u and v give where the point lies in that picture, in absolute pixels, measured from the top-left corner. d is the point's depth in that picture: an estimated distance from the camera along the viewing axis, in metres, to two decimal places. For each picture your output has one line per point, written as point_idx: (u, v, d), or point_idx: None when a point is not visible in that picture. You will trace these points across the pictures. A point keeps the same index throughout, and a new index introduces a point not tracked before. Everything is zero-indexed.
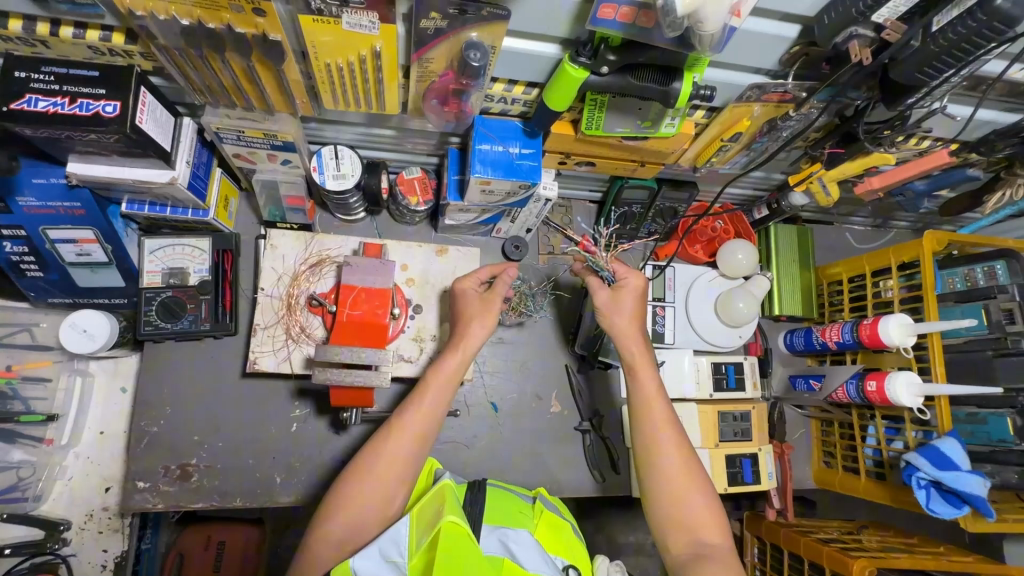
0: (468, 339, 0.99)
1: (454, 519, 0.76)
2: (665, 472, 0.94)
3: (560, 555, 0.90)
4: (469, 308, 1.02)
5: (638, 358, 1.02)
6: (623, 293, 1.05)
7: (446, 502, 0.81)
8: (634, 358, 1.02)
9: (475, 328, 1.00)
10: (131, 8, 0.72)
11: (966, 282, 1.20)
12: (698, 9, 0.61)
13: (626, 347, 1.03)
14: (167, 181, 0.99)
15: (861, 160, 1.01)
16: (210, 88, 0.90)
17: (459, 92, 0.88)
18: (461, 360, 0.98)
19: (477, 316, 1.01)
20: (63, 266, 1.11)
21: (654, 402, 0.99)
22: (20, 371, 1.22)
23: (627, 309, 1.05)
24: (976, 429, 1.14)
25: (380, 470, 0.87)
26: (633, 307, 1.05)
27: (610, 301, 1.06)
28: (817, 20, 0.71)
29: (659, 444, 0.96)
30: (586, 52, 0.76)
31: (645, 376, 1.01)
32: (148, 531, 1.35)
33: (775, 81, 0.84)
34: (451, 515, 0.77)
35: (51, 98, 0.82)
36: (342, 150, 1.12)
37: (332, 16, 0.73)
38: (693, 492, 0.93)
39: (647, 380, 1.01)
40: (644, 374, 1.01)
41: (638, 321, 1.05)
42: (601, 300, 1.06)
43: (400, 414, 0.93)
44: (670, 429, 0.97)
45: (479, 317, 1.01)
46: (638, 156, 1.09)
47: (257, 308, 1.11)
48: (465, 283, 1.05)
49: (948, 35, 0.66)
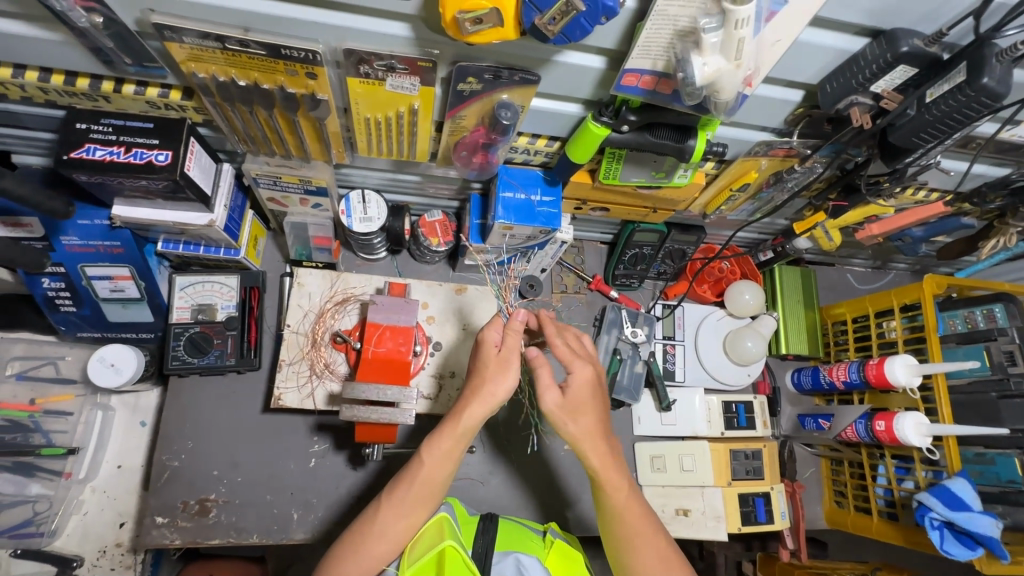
0: (465, 414, 0.84)
1: (453, 544, 0.81)
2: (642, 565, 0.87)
3: None
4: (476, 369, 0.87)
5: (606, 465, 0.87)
6: (578, 389, 0.86)
7: (444, 529, 0.85)
8: (601, 472, 0.87)
9: (470, 416, 0.84)
10: (193, 70, 0.78)
11: (967, 324, 1.24)
12: (716, 79, 0.67)
13: (589, 454, 0.87)
14: (205, 224, 1.04)
15: (860, 209, 1.10)
16: (254, 137, 0.96)
17: (487, 146, 0.95)
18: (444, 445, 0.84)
19: (473, 387, 0.86)
20: (97, 302, 1.16)
21: (621, 504, 0.88)
22: (43, 405, 1.24)
23: (581, 400, 0.86)
24: (985, 470, 1.16)
25: (391, 536, 0.83)
26: (588, 400, 0.87)
27: (559, 406, 0.86)
28: (820, 88, 0.78)
29: (633, 538, 0.88)
30: (607, 113, 0.82)
31: (615, 491, 0.88)
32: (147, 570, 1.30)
33: (781, 139, 0.91)
34: (449, 539, 0.82)
35: (108, 147, 0.88)
36: (370, 194, 1.17)
37: (378, 80, 0.79)
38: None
39: (619, 485, 0.88)
40: (616, 478, 0.88)
41: (591, 419, 0.87)
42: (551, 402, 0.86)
43: (366, 516, 0.85)
44: (646, 521, 0.89)
45: (497, 371, 0.85)
46: (650, 203, 1.15)
47: (283, 343, 1.14)
48: (490, 330, 0.88)
49: (941, 107, 0.72)
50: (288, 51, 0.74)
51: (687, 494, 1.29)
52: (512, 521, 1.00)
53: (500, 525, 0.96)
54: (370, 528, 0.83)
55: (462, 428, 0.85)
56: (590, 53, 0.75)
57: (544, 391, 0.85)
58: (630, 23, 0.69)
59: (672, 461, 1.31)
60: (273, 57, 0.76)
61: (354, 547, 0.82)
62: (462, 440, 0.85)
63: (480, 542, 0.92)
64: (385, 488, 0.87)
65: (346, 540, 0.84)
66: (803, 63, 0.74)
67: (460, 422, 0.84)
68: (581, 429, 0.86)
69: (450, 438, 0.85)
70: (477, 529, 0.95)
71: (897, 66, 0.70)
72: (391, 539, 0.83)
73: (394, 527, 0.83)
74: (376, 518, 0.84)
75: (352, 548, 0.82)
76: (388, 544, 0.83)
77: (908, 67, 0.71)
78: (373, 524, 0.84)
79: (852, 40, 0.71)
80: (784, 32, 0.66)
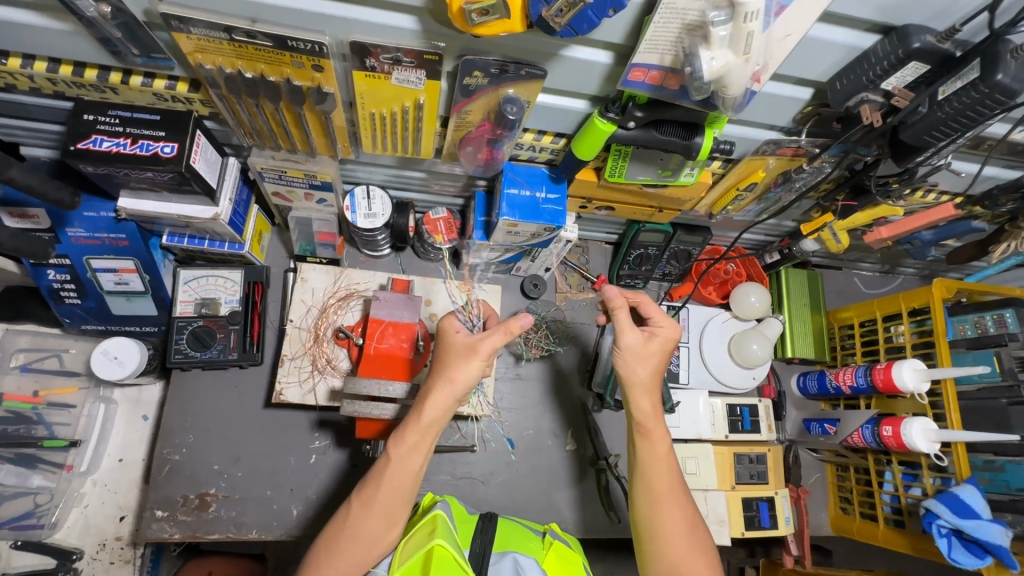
0: (428, 405, 0.83)
1: (442, 543, 0.77)
2: (663, 530, 0.88)
3: None
4: (437, 360, 0.87)
5: (653, 427, 0.93)
6: (656, 341, 0.94)
7: (437, 526, 0.81)
8: (645, 419, 0.93)
9: (432, 405, 0.83)
10: (200, 62, 0.78)
11: (976, 329, 1.23)
12: (724, 74, 0.67)
13: (637, 406, 0.93)
14: (210, 217, 1.03)
15: (870, 211, 1.08)
16: (259, 131, 0.96)
17: (493, 141, 0.95)
18: (407, 440, 0.83)
19: (438, 373, 0.85)
20: (101, 294, 1.16)
21: (649, 459, 0.92)
22: (47, 396, 1.26)
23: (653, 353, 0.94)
24: (995, 477, 1.13)
25: (366, 538, 0.82)
26: (659, 352, 0.94)
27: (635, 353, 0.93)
28: (830, 85, 0.77)
29: (661, 500, 0.90)
30: (614, 109, 0.82)
31: (657, 443, 0.92)
32: (147, 566, 1.30)
33: (789, 137, 0.90)
34: (439, 538, 0.78)
35: (115, 139, 0.88)
36: (374, 190, 1.17)
37: (384, 73, 0.79)
38: (690, 555, 0.87)
39: (659, 443, 0.92)
40: (657, 439, 0.92)
41: (653, 373, 0.94)
42: (629, 342, 0.93)
43: (341, 516, 0.84)
44: (675, 488, 0.91)
45: (460, 357, 0.85)
46: (656, 202, 1.14)
47: (285, 338, 1.14)
48: (450, 320, 0.89)
49: (953, 104, 0.72)
50: (294, 42, 0.74)
51: None
52: (510, 521, 0.98)
53: (498, 524, 0.93)
54: (342, 531, 0.82)
55: (429, 421, 0.83)
56: (597, 48, 0.75)
57: (626, 330, 0.93)
58: (638, 16, 0.68)
59: (675, 464, 1.29)
60: (279, 48, 0.76)
61: (328, 552, 0.82)
62: (427, 435, 0.84)
63: (477, 542, 0.89)
64: (358, 486, 0.86)
65: (320, 546, 0.83)
66: (812, 60, 0.74)
67: (423, 413, 0.83)
68: (639, 376, 0.93)
69: (415, 434, 0.84)
70: (475, 529, 0.92)
71: (908, 63, 0.69)
72: (366, 541, 0.82)
73: (369, 527, 0.82)
74: (347, 521, 0.83)
75: (327, 551, 0.82)
76: (362, 545, 0.82)
77: (920, 63, 0.70)
78: (345, 525, 0.83)
79: (863, 36, 0.71)
80: (796, 26, 0.65)
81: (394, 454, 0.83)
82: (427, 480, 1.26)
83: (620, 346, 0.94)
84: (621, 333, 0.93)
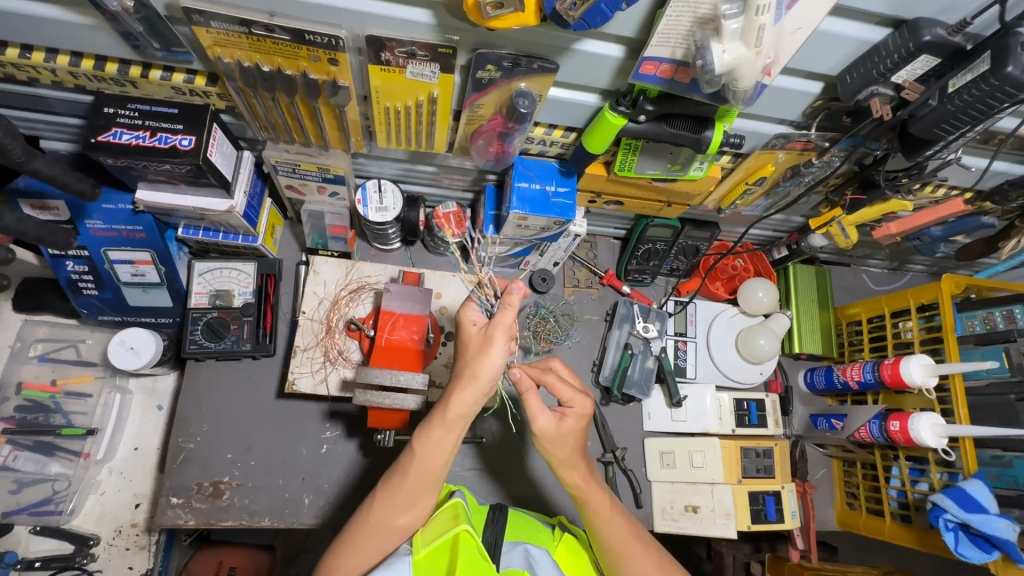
0: (452, 404, 0.78)
1: (468, 529, 0.77)
2: None
3: None
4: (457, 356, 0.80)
5: (591, 494, 0.89)
6: (571, 419, 0.87)
7: (460, 512, 0.81)
8: (581, 490, 0.89)
9: (459, 401, 0.77)
10: (219, 55, 0.80)
11: (985, 325, 1.23)
12: (735, 68, 0.67)
13: (567, 478, 0.90)
14: (225, 209, 1.05)
15: (879, 206, 1.10)
16: (275, 124, 0.98)
17: (504, 135, 0.96)
18: (433, 434, 0.79)
19: (460, 368, 0.78)
20: (118, 285, 1.18)
21: (604, 522, 0.88)
22: (64, 385, 1.29)
23: (570, 434, 0.87)
24: (1003, 472, 1.13)
25: (391, 523, 0.81)
26: (576, 431, 0.87)
27: (551, 435, 0.86)
28: (840, 79, 0.78)
29: (624, 553, 0.87)
30: (625, 102, 0.83)
31: (600, 504, 0.89)
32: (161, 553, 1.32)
33: (798, 131, 0.91)
34: (463, 525, 0.77)
35: (135, 131, 0.90)
36: (386, 184, 1.18)
37: (398, 67, 0.81)
38: None
39: (599, 502, 0.89)
40: (596, 500, 0.89)
41: (573, 449, 0.88)
42: (543, 425, 0.85)
43: (367, 508, 0.82)
44: (634, 535, 0.89)
45: (479, 351, 0.76)
46: (665, 197, 1.15)
47: (298, 329, 1.16)
48: (471, 310, 0.80)
49: (963, 97, 0.72)
50: (312, 36, 0.76)
51: (696, 491, 1.29)
52: (520, 511, 0.99)
53: (509, 514, 0.94)
54: (366, 521, 0.81)
55: (450, 415, 0.78)
56: (610, 42, 0.76)
57: (538, 418, 0.84)
58: (650, 10, 0.69)
59: (682, 457, 1.31)
60: (296, 42, 0.77)
61: (351, 541, 0.81)
62: (454, 429, 0.79)
63: (490, 531, 0.89)
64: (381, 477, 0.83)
65: (343, 535, 0.82)
66: (823, 53, 0.74)
67: (449, 411, 0.77)
68: (562, 454, 0.87)
69: (440, 427, 0.79)
70: (487, 518, 0.92)
71: (919, 56, 0.70)
72: (389, 529, 0.81)
73: (392, 516, 0.80)
74: (371, 511, 0.81)
75: (352, 540, 0.81)
76: (387, 533, 0.81)
77: (931, 56, 0.70)
78: (370, 513, 0.81)
79: (873, 30, 0.71)
80: (806, 20, 0.66)
81: (419, 451, 0.79)
82: None
83: (537, 430, 0.86)
84: (532, 418, 0.85)
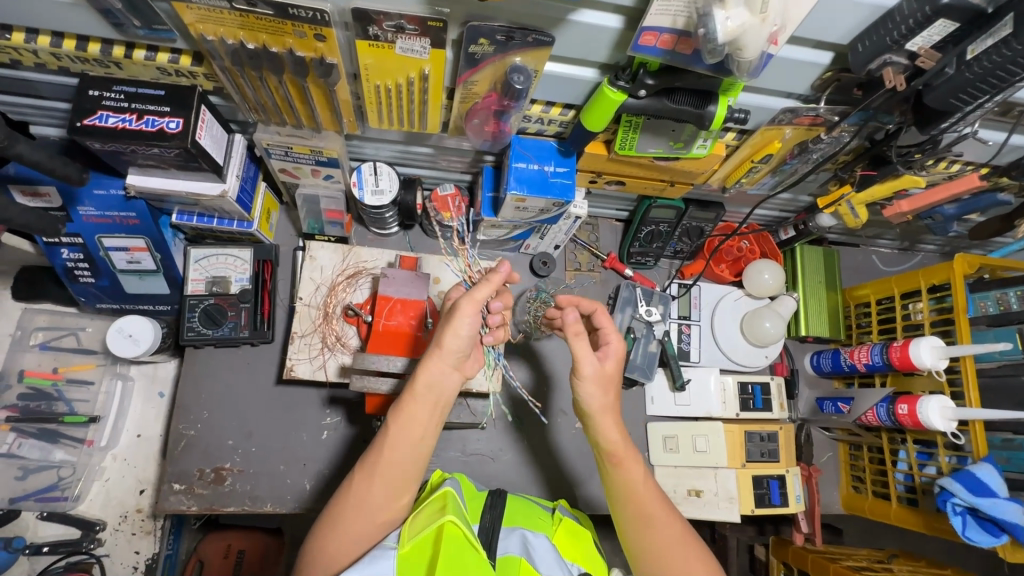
0: (421, 376, 0.80)
1: (453, 520, 0.75)
2: (662, 551, 0.81)
3: (578, 563, 0.86)
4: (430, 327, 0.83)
5: (625, 453, 0.85)
6: (610, 361, 0.89)
7: (449, 501, 0.79)
8: (617, 449, 0.85)
9: (426, 371, 0.80)
10: (202, 33, 0.77)
11: (999, 306, 1.20)
12: (739, 36, 0.64)
13: (605, 434, 0.86)
14: (218, 194, 1.03)
15: (889, 182, 1.03)
16: (264, 106, 0.95)
17: (500, 113, 0.93)
18: (409, 409, 0.80)
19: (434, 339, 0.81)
20: (114, 272, 1.17)
21: (633, 487, 0.84)
22: (65, 373, 1.29)
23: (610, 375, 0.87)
24: (1013, 456, 1.11)
25: (374, 508, 0.80)
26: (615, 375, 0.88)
27: (597, 377, 0.85)
28: (850, 48, 0.74)
29: (648, 516, 0.83)
30: (624, 76, 0.79)
31: (633, 468, 0.85)
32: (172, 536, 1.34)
33: (806, 105, 0.87)
34: (449, 515, 0.75)
35: (121, 115, 0.88)
36: (381, 167, 1.15)
37: (387, 42, 0.77)
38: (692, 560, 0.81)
39: (635, 467, 0.85)
40: (631, 464, 0.85)
41: (614, 398, 0.87)
42: (590, 370, 0.85)
43: (348, 490, 0.81)
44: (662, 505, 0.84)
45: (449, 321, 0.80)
46: (667, 176, 1.11)
47: (295, 316, 1.14)
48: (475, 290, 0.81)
49: (982, 63, 0.69)
50: (296, 10, 0.73)
51: (701, 475, 1.28)
52: (520, 497, 0.98)
53: (507, 500, 0.93)
54: (345, 502, 0.80)
55: (418, 386, 0.80)
56: (607, 12, 0.72)
57: (588, 355, 0.84)
58: None
59: (685, 441, 1.30)
60: (281, 17, 0.74)
61: (332, 523, 0.79)
62: (422, 401, 0.80)
63: (487, 517, 0.88)
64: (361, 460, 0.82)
65: (325, 518, 0.81)
66: (831, 21, 0.70)
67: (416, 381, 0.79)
68: (606, 403, 0.86)
69: (410, 400, 0.80)
70: (484, 504, 0.91)
71: (935, 20, 0.67)
72: (371, 513, 0.79)
73: (374, 498, 0.79)
74: (351, 492, 0.80)
75: (332, 522, 0.79)
76: (365, 516, 0.79)
77: (948, 21, 0.68)
78: (350, 493, 0.80)
79: None
80: None
81: (393, 428, 0.80)
82: (438, 457, 1.28)
83: (583, 375, 0.85)
84: (579, 361, 0.84)
